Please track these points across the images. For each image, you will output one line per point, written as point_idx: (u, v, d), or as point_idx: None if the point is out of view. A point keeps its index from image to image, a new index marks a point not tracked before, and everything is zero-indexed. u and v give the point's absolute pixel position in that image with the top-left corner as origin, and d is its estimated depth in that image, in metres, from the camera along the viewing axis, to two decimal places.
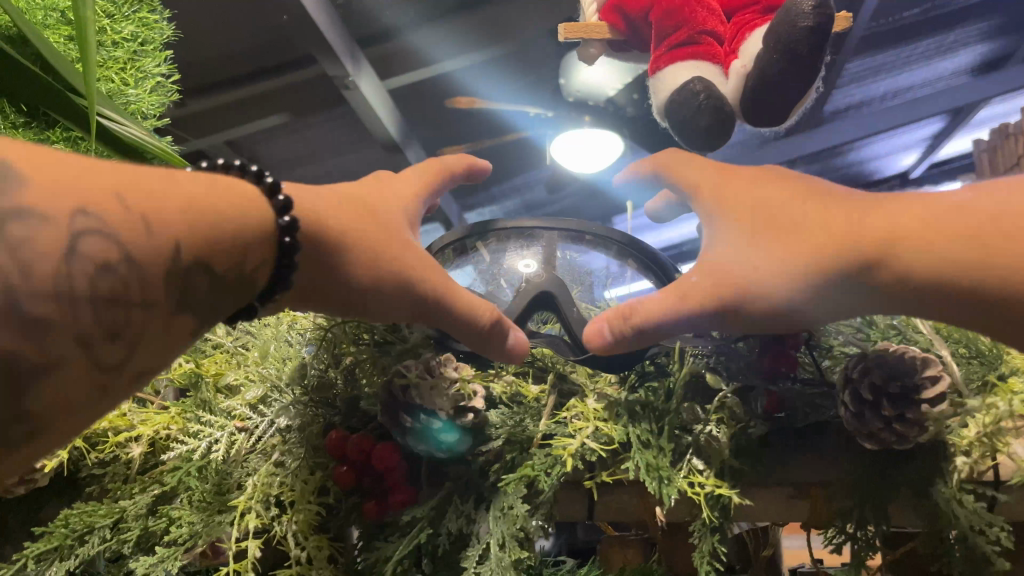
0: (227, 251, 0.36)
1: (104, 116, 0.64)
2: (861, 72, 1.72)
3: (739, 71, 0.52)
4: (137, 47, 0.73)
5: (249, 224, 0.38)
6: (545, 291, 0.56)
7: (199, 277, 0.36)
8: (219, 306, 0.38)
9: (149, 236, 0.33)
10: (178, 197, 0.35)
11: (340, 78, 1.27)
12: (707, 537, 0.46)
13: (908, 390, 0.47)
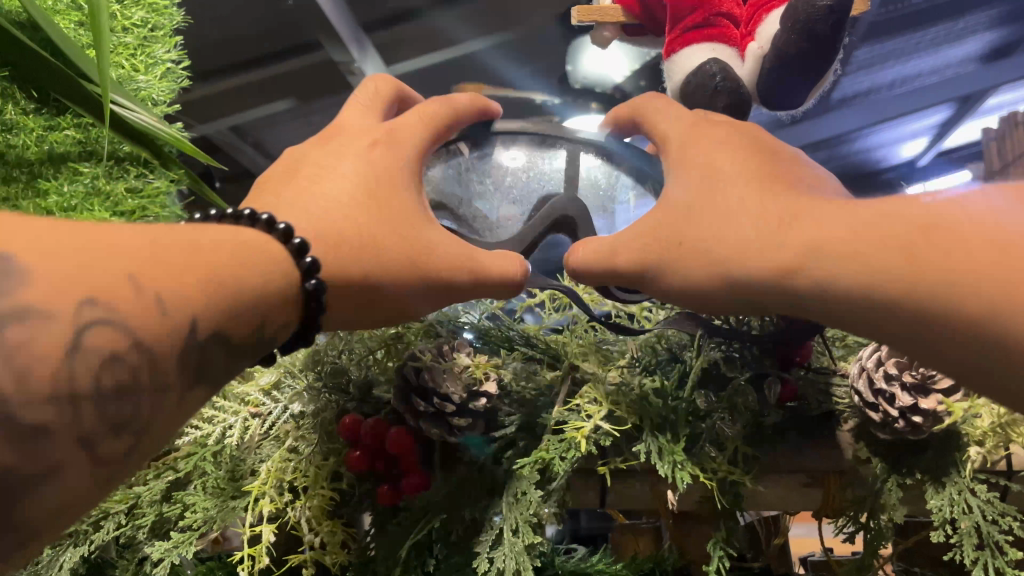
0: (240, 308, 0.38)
1: (117, 104, 0.64)
2: (869, 59, 1.69)
3: (756, 52, 0.51)
4: (148, 33, 0.73)
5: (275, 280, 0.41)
6: (561, 215, 0.52)
7: (212, 350, 0.36)
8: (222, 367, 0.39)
9: (163, 318, 0.33)
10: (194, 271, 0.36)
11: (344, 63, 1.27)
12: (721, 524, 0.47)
13: (922, 380, 0.47)
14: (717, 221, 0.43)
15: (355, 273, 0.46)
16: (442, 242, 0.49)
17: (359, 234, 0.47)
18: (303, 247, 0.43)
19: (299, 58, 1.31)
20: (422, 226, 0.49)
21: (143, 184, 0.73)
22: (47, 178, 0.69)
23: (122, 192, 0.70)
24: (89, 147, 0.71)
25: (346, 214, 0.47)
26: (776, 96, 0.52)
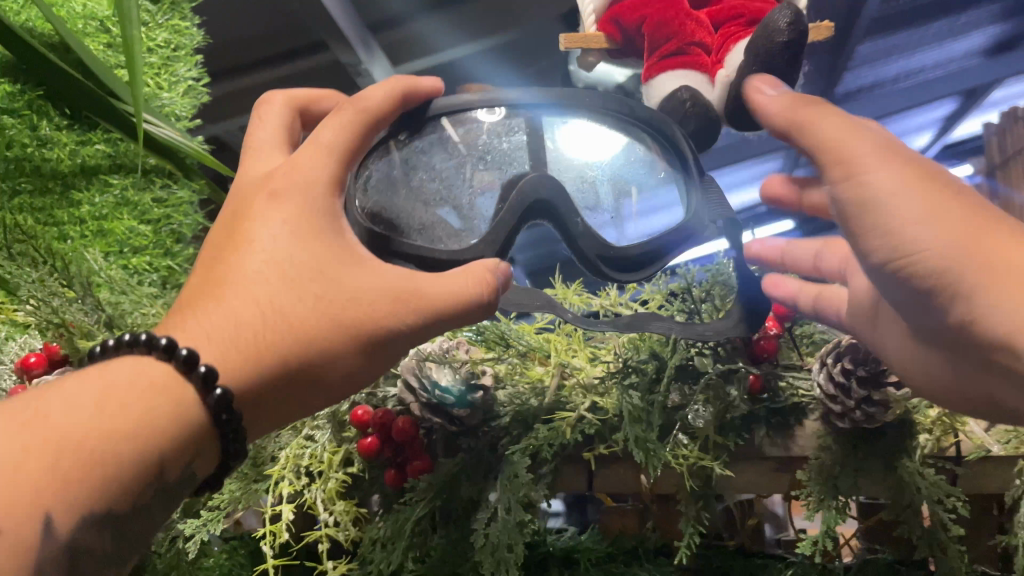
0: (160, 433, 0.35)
1: (147, 121, 0.70)
2: (868, 54, 1.72)
3: (724, 79, 0.56)
4: (171, 54, 0.78)
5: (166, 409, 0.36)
6: (535, 198, 0.48)
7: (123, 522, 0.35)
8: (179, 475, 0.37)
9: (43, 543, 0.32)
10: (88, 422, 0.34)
11: (353, 64, 1.32)
12: (691, 504, 0.53)
13: (876, 373, 0.51)
14: (904, 211, 0.35)
15: (272, 363, 0.39)
16: (373, 285, 0.41)
17: (263, 314, 0.39)
18: (191, 357, 0.37)
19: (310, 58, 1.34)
20: (344, 273, 0.40)
21: (167, 194, 0.78)
22: (80, 189, 0.75)
23: (150, 202, 0.78)
24: (117, 160, 0.77)
25: (247, 293, 0.39)
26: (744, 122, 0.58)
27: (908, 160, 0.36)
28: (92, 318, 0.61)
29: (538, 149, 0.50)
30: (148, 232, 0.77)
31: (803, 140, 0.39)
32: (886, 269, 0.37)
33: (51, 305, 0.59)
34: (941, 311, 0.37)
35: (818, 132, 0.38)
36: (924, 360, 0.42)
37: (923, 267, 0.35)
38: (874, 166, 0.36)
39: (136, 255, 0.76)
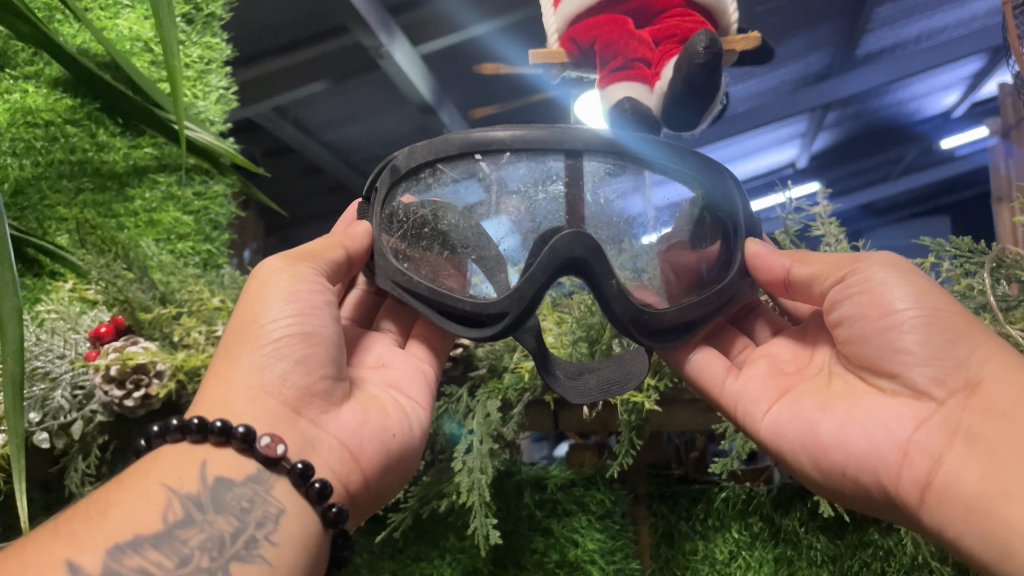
0: (199, 491, 0.46)
1: (188, 128, 0.84)
2: (891, 15, 1.42)
3: (660, 90, 0.68)
4: (204, 67, 0.91)
5: (207, 471, 0.47)
6: (568, 257, 0.55)
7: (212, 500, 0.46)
8: (265, 517, 0.46)
9: (123, 525, 0.43)
10: (104, 525, 0.43)
11: (375, 48, 1.38)
12: (628, 434, 0.65)
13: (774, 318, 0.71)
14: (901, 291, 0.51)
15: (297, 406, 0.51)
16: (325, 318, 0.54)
17: (269, 385, 0.51)
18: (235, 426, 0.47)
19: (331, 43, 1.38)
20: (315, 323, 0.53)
21: (205, 188, 0.92)
22: (133, 186, 0.90)
23: (191, 196, 0.91)
24: (163, 160, 0.91)
25: (247, 381, 0.50)
26: (676, 123, 0.69)
27: (903, 269, 0.53)
28: (148, 294, 0.74)
29: (575, 204, 0.56)
30: (190, 222, 0.91)
31: (806, 273, 0.56)
32: (894, 328, 0.51)
33: (117, 285, 0.73)
34: (924, 369, 0.50)
35: (830, 259, 0.55)
36: (869, 428, 0.51)
37: (924, 332, 0.50)
38: (875, 267, 0.52)
39: (181, 240, 0.90)
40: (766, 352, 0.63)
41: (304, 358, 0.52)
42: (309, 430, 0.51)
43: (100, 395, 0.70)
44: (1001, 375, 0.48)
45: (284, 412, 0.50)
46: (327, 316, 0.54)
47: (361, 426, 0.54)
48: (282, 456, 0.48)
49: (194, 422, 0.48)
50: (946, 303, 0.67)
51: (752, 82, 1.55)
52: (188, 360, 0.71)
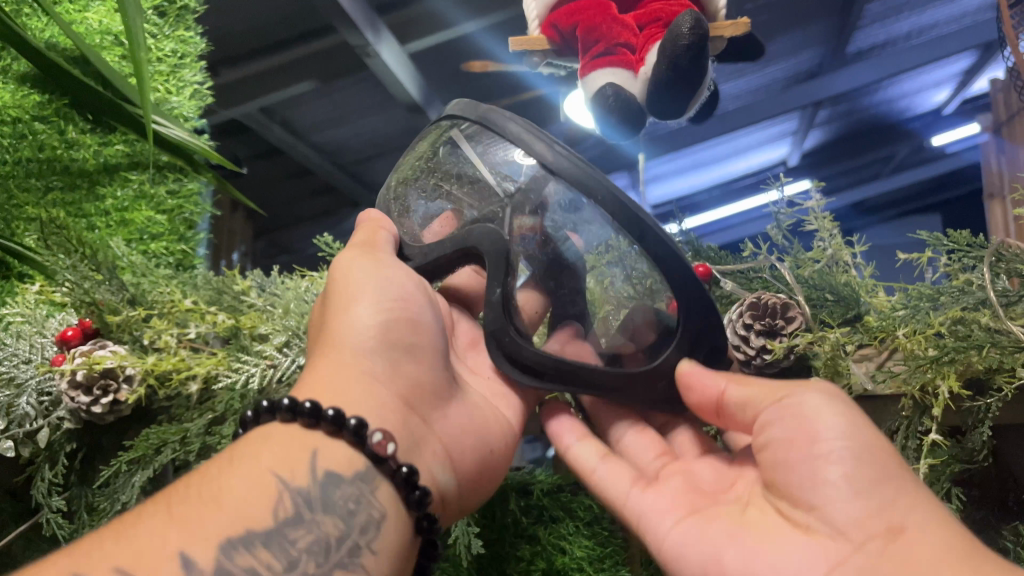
0: (310, 486, 0.49)
1: (156, 122, 0.81)
2: (880, 11, 1.39)
3: (645, 74, 0.68)
4: (177, 61, 0.89)
5: (317, 464, 0.50)
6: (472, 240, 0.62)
7: (319, 488, 0.49)
8: (367, 522, 0.49)
9: (232, 513, 0.46)
10: (220, 512, 0.46)
11: (361, 46, 1.32)
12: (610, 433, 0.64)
13: (772, 327, 0.62)
14: (831, 422, 0.48)
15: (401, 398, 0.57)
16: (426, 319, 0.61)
17: (381, 368, 0.57)
18: (338, 415, 0.51)
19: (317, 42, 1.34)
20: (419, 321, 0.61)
21: (179, 187, 0.89)
22: (104, 185, 0.87)
23: (164, 195, 0.89)
24: (135, 158, 0.88)
25: (367, 372, 0.57)
26: (659, 111, 0.69)
27: (840, 398, 0.50)
28: (117, 296, 0.71)
29: (517, 197, 0.59)
30: (163, 222, 0.88)
31: (742, 395, 0.53)
32: (818, 466, 0.48)
33: (83, 287, 0.70)
34: (844, 506, 0.47)
35: (767, 383, 0.52)
36: (777, 564, 0.48)
37: (852, 473, 0.47)
38: (811, 397, 0.50)
39: (154, 242, 0.88)
40: (682, 470, 0.60)
41: (410, 348, 0.60)
42: (413, 427, 0.57)
43: (67, 402, 0.67)
44: (931, 525, 0.45)
45: (394, 403, 0.56)
46: (420, 309, 0.61)
47: (460, 435, 0.60)
48: (391, 455, 0.52)
49: (306, 406, 0.51)
50: (944, 300, 0.62)
51: (742, 79, 1.51)
52: (159, 365, 0.67)
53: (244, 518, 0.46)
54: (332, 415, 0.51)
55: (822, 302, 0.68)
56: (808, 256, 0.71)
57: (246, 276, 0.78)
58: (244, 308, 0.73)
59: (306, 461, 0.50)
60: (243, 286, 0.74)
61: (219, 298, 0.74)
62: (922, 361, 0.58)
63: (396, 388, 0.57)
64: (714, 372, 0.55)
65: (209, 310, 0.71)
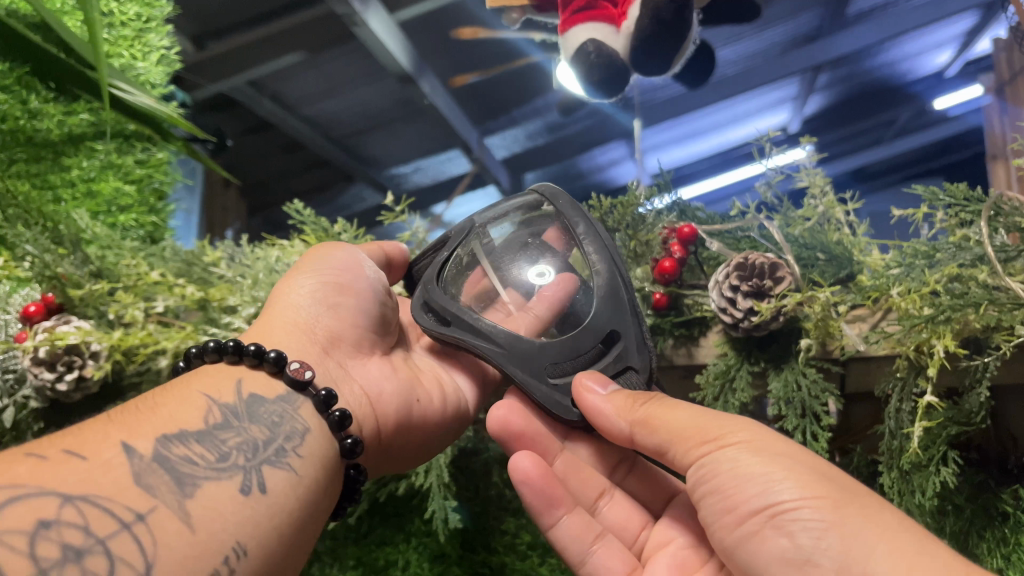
0: (236, 402, 0.52)
1: (119, 88, 0.77)
2: None
3: (627, 30, 0.64)
4: (142, 25, 0.94)
5: (242, 388, 0.53)
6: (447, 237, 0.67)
7: (238, 403, 0.52)
8: (293, 431, 0.52)
9: (164, 418, 0.49)
10: (154, 416, 0.49)
11: (348, 15, 1.22)
12: None
13: (760, 288, 0.60)
14: (760, 473, 0.46)
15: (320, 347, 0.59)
16: (360, 281, 0.63)
17: (310, 324, 0.59)
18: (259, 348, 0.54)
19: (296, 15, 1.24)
20: (352, 285, 0.62)
21: (147, 156, 0.93)
22: (70, 155, 0.86)
23: (131, 164, 0.91)
24: (99, 127, 0.86)
25: (290, 321, 0.59)
26: (643, 66, 0.67)
27: (764, 446, 0.47)
28: (80, 269, 0.69)
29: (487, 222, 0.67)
30: (131, 193, 0.91)
31: (660, 442, 0.50)
32: (756, 534, 0.46)
33: (45, 260, 0.67)
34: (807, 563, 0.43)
35: (675, 425, 0.50)
36: None
37: (796, 532, 0.44)
38: (728, 458, 0.47)
39: (123, 213, 0.91)
40: (662, 542, 0.58)
41: (340, 307, 0.62)
42: (332, 370, 0.59)
43: (30, 379, 0.65)
44: (888, 542, 0.40)
45: (316, 349, 0.58)
46: (360, 277, 0.63)
47: (387, 383, 0.61)
48: (309, 380, 0.54)
49: (231, 342, 0.55)
50: (940, 256, 0.60)
51: (739, 44, 1.46)
52: (126, 339, 0.64)
53: (173, 419, 0.49)
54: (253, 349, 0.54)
55: (813, 262, 0.65)
56: (798, 215, 0.69)
57: (216, 246, 0.75)
58: (215, 279, 0.71)
59: (221, 385, 0.53)
60: (213, 257, 0.72)
61: (189, 270, 0.71)
62: (917, 322, 0.55)
63: (321, 337, 0.59)
64: (622, 405, 0.52)
65: (177, 282, 0.68)
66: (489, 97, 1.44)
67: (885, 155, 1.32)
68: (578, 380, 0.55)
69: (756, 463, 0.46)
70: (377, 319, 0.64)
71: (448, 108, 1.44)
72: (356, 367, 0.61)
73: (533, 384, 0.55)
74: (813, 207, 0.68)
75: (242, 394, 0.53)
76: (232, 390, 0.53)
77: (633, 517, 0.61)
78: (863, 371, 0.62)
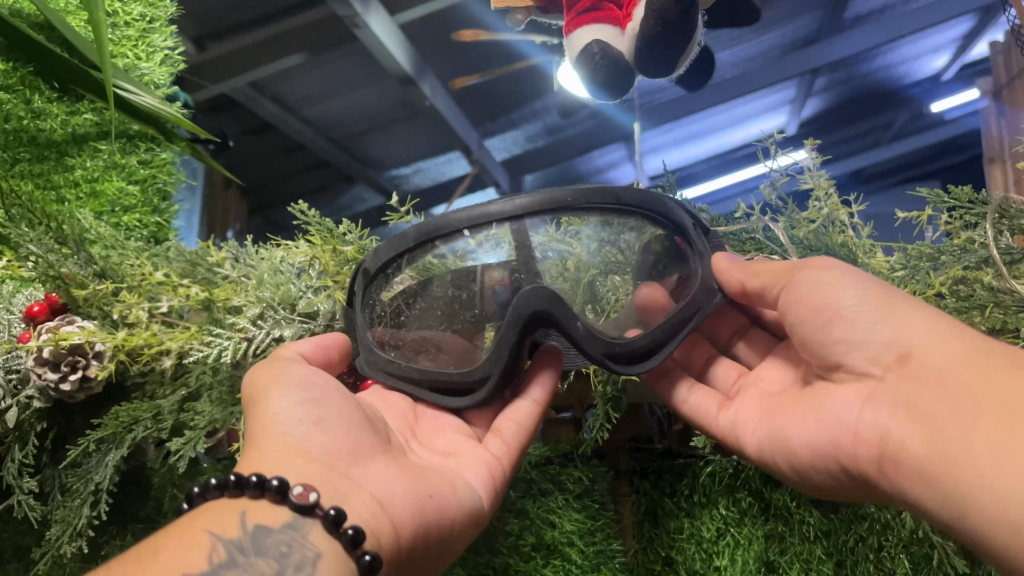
0: (243, 535, 0.43)
1: (124, 89, 0.77)
2: None
3: (632, 32, 0.65)
4: (146, 25, 0.94)
5: (247, 520, 0.44)
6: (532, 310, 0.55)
7: (241, 541, 0.43)
8: (303, 559, 0.43)
9: (163, 564, 0.40)
10: (155, 561, 0.40)
11: (349, 17, 1.20)
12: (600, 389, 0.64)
13: None
14: (830, 286, 0.50)
15: (321, 458, 0.50)
16: (337, 394, 0.55)
17: (297, 442, 0.51)
18: (262, 478, 0.45)
19: (296, 18, 1.23)
20: (333, 397, 0.55)
21: (151, 156, 0.93)
22: (73, 155, 0.87)
23: (136, 164, 0.91)
24: (103, 127, 0.87)
25: (282, 445, 0.50)
26: (649, 68, 0.67)
27: (841, 268, 0.52)
28: (84, 270, 0.69)
29: (527, 261, 0.56)
30: (136, 192, 0.91)
31: (759, 284, 0.54)
32: (826, 334, 0.51)
33: (49, 260, 0.67)
34: (863, 351, 0.49)
35: (778, 268, 0.54)
36: (828, 422, 0.51)
37: (853, 321, 0.49)
38: (807, 275, 0.52)
39: (126, 214, 0.90)
40: (757, 380, 0.61)
41: (324, 419, 0.53)
42: (339, 483, 0.49)
43: (34, 379, 0.64)
44: (936, 340, 0.46)
45: (314, 468, 0.49)
46: (331, 390, 0.55)
47: (400, 488, 0.51)
48: (315, 501, 0.45)
49: (233, 476, 0.46)
50: (945, 258, 0.59)
51: (739, 48, 1.40)
52: (130, 340, 0.64)
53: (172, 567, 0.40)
54: (257, 478, 0.45)
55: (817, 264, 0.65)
56: (803, 217, 0.69)
57: (219, 247, 0.75)
58: (218, 279, 0.71)
59: (217, 527, 0.43)
60: (217, 257, 0.72)
61: (193, 270, 0.71)
62: None
63: (318, 455, 0.50)
64: (740, 263, 0.57)
65: (181, 283, 0.69)
66: (490, 98, 1.44)
67: (884, 156, 1.31)
68: (711, 258, 0.58)
69: (834, 274, 0.51)
70: (371, 428, 0.55)
71: (449, 110, 1.44)
72: (363, 474, 0.51)
73: (709, 304, 0.57)
74: (818, 209, 0.68)
75: (239, 534, 0.43)
76: (228, 531, 0.43)
77: (733, 367, 0.63)
78: None
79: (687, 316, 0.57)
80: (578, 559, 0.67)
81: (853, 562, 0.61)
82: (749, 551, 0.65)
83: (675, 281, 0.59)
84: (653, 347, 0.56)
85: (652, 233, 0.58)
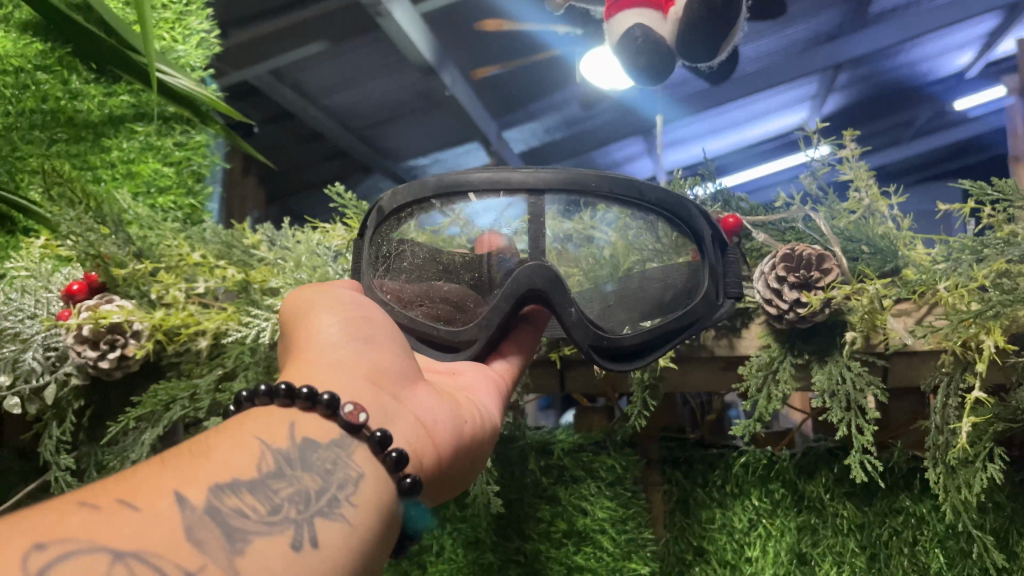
0: (291, 447, 0.39)
1: (162, 71, 0.78)
2: None
3: (675, 17, 0.65)
4: (182, 8, 0.95)
5: (297, 430, 0.41)
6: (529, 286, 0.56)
7: (287, 449, 0.39)
8: (346, 478, 0.39)
9: (214, 465, 0.36)
10: (207, 462, 0.36)
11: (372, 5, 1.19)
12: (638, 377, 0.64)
13: (807, 279, 0.59)
14: None
15: (363, 368, 0.47)
16: (382, 319, 0.53)
17: (337, 351, 0.48)
18: (310, 391, 0.42)
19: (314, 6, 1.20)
20: (373, 320, 0.52)
21: (186, 138, 0.93)
22: (110, 136, 0.88)
23: (171, 146, 0.91)
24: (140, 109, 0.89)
25: (326, 356, 0.47)
26: (690, 54, 0.66)
27: None
28: (123, 249, 0.69)
29: (536, 238, 0.56)
30: (170, 174, 0.91)
31: None
32: None
33: (89, 239, 0.67)
34: None
35: None
36: None
37: None
38: None
39: (162, 195, 0.90)
40: None
41: (372, 337, 0.50)
42: (387, 404, 0.46)
43: (73, 356, 0.65)
44: None
45: (361, 380, 0.46)
46: (376, 314, 0.53)
47: (438, 412, 0.49)
48: (364, 423, 0.42)
49: (280, 386, 0.42)
50: (988, 251, 0.58)
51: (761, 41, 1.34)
52: (167, 319, 0.64)
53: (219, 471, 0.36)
54: (306, 391, 0.42)
55: (858, 255, 0.65)
56: (843, 207, 0.68)
57: (255, 229, 0.76)
58: (254, 261, 0.71)
59: (265, 433, 0.40)
60: (253, 239, 0.72)
61: (229, 252, 0.72)
62: (965, 317, 0.54)
63: (365, 366, 0.47)
64: None
65: (218, 264, 0.69)
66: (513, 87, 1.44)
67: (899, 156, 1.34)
68: None
69: None
70: (407, 351, 0.52)
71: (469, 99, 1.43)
72: (405, 392, 0.48)
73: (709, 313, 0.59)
74: (858, 199, 0.68)
75: (287, 442, 0.40)
76: (278, 438, 0.40)
77: None
78: (906, 367, 0.62)
79: (682, 326, 0.58)
80: (609, 548, 0.67)
81: (886, 555, 0.64)
82: (782, 542, 0.66)
83: (677, 300, 0.60)
84: (641, 348, 0.59)
85: (672, 234, 0.60)
